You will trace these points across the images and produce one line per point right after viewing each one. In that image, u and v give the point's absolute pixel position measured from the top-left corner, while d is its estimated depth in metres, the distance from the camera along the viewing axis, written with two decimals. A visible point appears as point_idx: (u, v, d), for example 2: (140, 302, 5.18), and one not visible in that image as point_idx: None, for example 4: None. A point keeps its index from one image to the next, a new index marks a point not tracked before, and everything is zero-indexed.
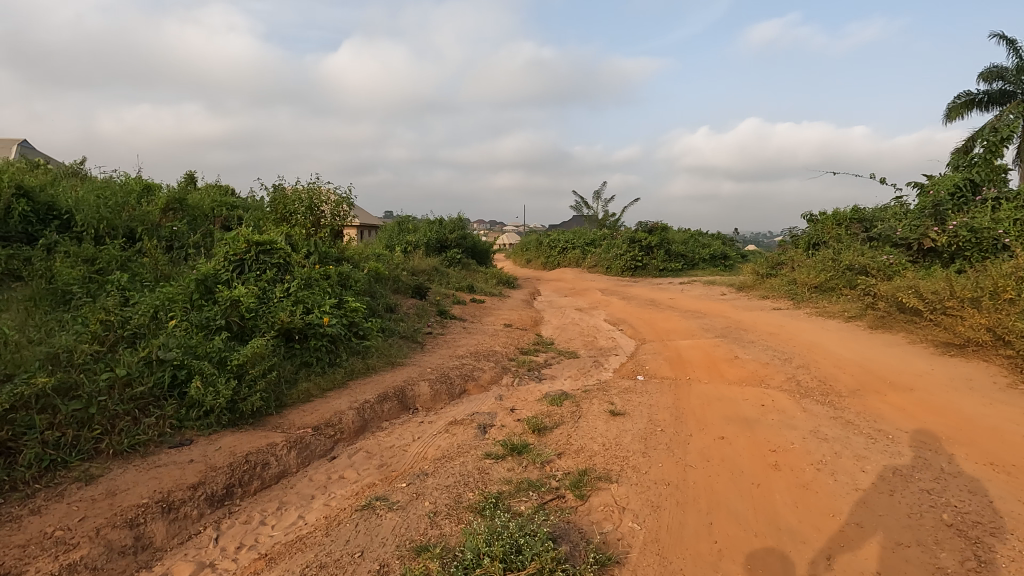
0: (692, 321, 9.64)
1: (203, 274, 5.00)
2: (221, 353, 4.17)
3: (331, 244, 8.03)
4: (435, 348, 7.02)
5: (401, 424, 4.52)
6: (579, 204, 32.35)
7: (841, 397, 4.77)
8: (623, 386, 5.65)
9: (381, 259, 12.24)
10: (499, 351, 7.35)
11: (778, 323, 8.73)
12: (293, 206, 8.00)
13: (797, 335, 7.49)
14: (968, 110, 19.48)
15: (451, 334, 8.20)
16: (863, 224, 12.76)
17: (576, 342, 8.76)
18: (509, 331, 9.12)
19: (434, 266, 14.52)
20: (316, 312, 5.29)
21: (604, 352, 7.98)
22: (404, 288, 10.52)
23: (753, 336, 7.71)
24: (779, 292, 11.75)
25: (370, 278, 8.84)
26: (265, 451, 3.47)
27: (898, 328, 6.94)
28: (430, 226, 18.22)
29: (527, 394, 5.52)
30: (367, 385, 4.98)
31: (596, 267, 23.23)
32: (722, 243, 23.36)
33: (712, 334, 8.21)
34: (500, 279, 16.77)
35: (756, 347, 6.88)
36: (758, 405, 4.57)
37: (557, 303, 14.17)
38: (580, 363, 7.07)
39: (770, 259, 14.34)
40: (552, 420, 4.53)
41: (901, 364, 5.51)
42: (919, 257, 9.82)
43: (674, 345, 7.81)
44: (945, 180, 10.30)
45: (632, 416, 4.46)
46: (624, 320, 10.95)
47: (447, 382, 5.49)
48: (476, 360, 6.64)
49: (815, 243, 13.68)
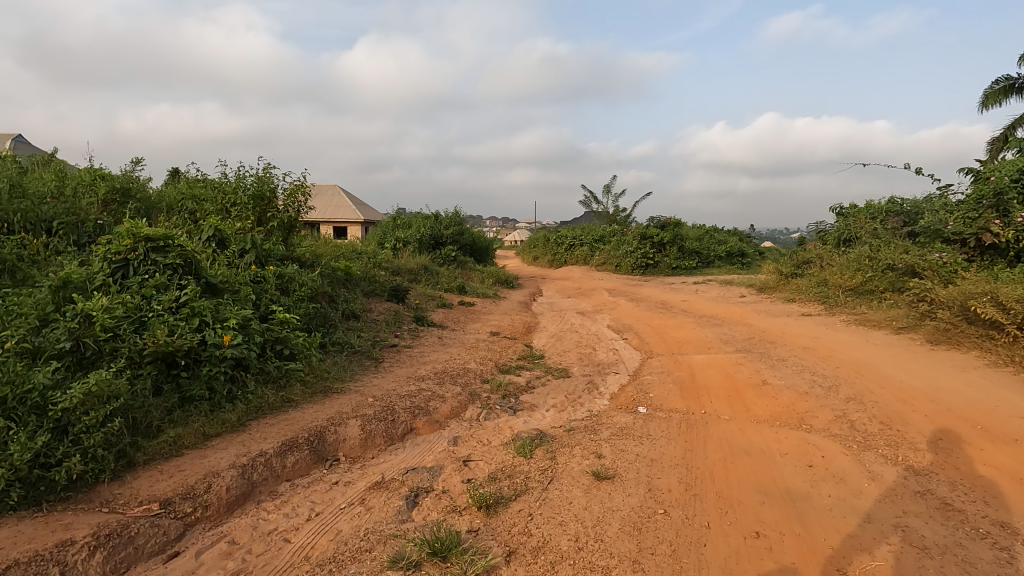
0: (707, 330, 8.26)
1: (59, 278, 3.79)
2: (42, 393, 2.97)
3: (281, 242, 6.81)
4: (392, 367, 5.76)
5: (304, 488, 3.28)
6: (588, 199, 31.11)
7: (920, 453, 3.42)
8: (618, 425, 4.33)
9: (360, 258, 11.04)
10: (473, 369, 6.07)
11: (811, 333, 7.33)
12: (232, 196, 6.79)
13: (838, 352, 6.10)
14: (1005, 96, 17.81)
15: (421, 346, 6.94)
16: (902, 218, 11.22)
17: (571, 355, 7.46)
18: (493, 342, 7.83)
19: (423, 265, 13.28)
20: (216, 329, 4.06)
21: (601, 369, 6.67)
22: (379, 291, 9.29)
23: (784, 352, 6.32)
24: (807, 296, 10.32)
25: (332, 281, 7.63)
26: (44, 560, 2.25)
27: (970, 347, 5.53)
28: (425, 222, 16.99)
29: (492, 435, 4.24)
30: (274, 427, 3.77)
31: (604, 265, 21.89)
32: (739, 240, 21.90)
33: (732, 348, 6.84)
34: (498, 279, 15.50)
35: (789, 368, 5.51)
36: (802, 465, 3.24)
37: (558, 306, 12.85)
38: (570, 387, 5.75)
39: (795, 258, 12.89)
40: (512, 485, 3.25)
41: (990, 399, 4.16)
42: (977, 256, 8.36)
43: (686, 362, 6.46)
44: (1007, 165, 8.66)
45: (625, 481, 3.14)
46: (630, 326, 9.61)
47: (389, 418, 4.23)
48: (439, 383, 5.37)
49: (846, 239, 12.17)
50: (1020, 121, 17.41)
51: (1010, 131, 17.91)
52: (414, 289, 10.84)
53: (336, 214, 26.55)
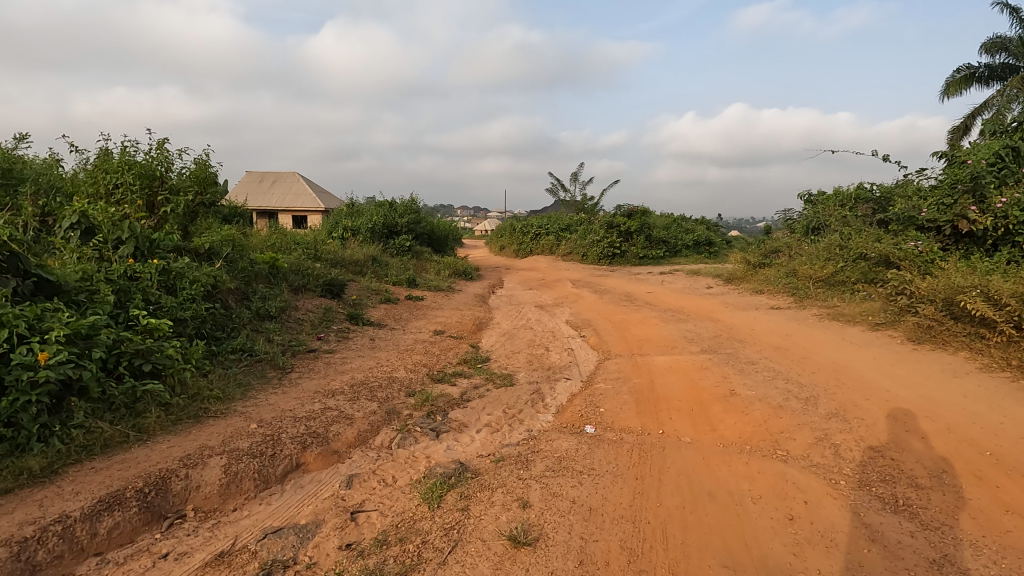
0: (671, 326, 7.57)
1: None
2: None
3: (176, 231, 5.76)
4: (300, 379, 4.84)
5: (113, 568, 2.38)
6: (555, 187, 30.41)
7: (922, 492, 2.74)
8: (557, 453, 3.54)
9: (295, 250, 9.98)
10: (399, 378, 5.19)
11: (781, 329, 6.70)
12: (112, 176, 5.68)
13: (813, 353, 5.46)
14: (966, 86, 17.66)
15: (344, 349, 6.01)
16: (872, 205, 10.75)
17: (520, 357, 6.64)
18: (434, 343, 6.96)
19: (371, 256, 12.24)
20: (30, 346, 3.11)
21: (552, 374, 5.89)
22: (311, 286, 8.29)
23: (754, 353, 5.64)
24: (776, 287, 9.76)
25: (248, 276, 6.71)
26: None
27: (958, 347, 4.97)
28: (378, 210, 15.88)
29: (402, 470, 3.41)
30: (98, 475, 2.85)
31: (570, 255, 21.18)
32: (707, 229, 21.48)
33: (697, 348, 6.14)
34: (456, 270, 14.57)
35: (760, 374, 4.82)
36: (782, 519, 2.51)
37: (517, 299, 12.04)
38: (511, 398, 4.94)
39: (762, 247, 12.36)
40: (403, 554, 2.43)
41: (993, 415, 3.54)
42: (952, 244, 7.88)
43: (646, 365, 5.73)
44: (983, 148, 8.19)
45: (551, 549, 2.36)
46: (590, 322, 8.86)
47: (268, 452, 3.33)
48: (352, 398, 4.49)
49: (814, 227, 11.67)
50: (980, 109, 17.30)
51: (969, 120, 17.83)
52: (355, 284, 9.85)
53: (291, 202, 25.10)
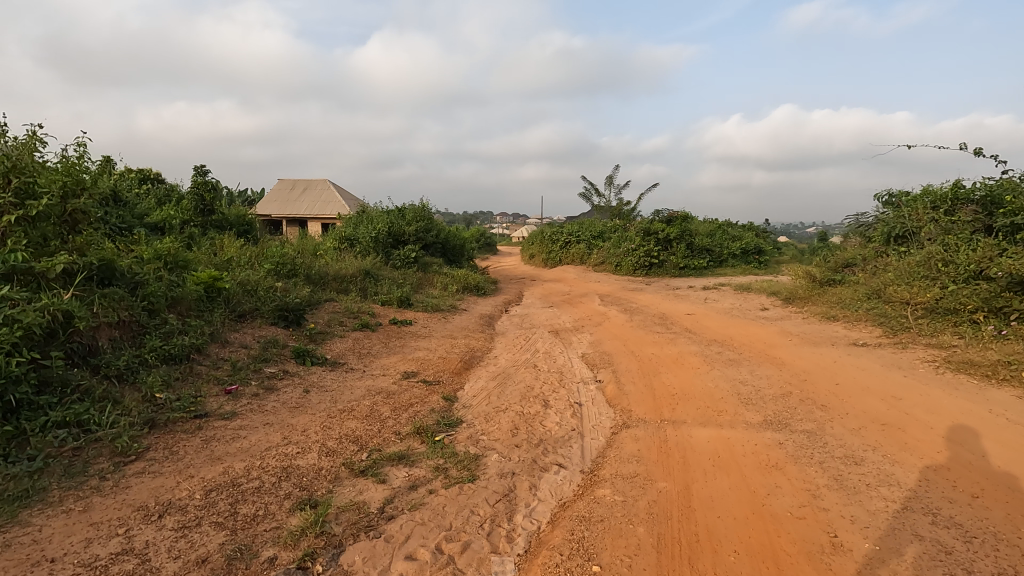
0: (718, 372, 5.56)
1: None
2: None
3: (25, 246, 4.19)
4: (135, 479, 3.14)
5: None
6: (589, 191, 28.39)
7: None
8: None
9: (262, 265, 8.42)
10: (298, 472, 3.42)
11: (883, 385, 4.62)
12: None
13: (955, 443, 3.41)
14: None
15: (251, 411, 4.31)
16: (979, 206, 8.40)
17: (504, 418, 4.78)
18: (392, 394, 5.18)
19: (364, 269, 10.61)
20: None
21: (540, 455, 4.00)
22: (259, 311, 6.67)
23: (851, 439, 3.59)
24: (855, 313, 7.58)
25: (153, 304, 5.13)
26: None
27: None
28: (386, 217, 14.29)
29: None
30: None
31: (602, 265, 19.13)
32: (756, 235, 19.08)
33: (758, 419, 4.14)
34: (467, 285, 12.80)
35: (878, 495, 2.82)
36: None
37: (531, 321, 10.16)
38: (459, 513, 3.10)
39: (828, 259, 10.11)
40: None
41: None
42: None
43: (680, 448, 3.78)
44: None
45: None
46: (610, 357, 6.92)
47: None
48: (186, 526, 2.74)
49: (898, 235, 9.35)
50: None
51: None
52: (328, 306, 8.21)
53: (311, 209, 23.94)
